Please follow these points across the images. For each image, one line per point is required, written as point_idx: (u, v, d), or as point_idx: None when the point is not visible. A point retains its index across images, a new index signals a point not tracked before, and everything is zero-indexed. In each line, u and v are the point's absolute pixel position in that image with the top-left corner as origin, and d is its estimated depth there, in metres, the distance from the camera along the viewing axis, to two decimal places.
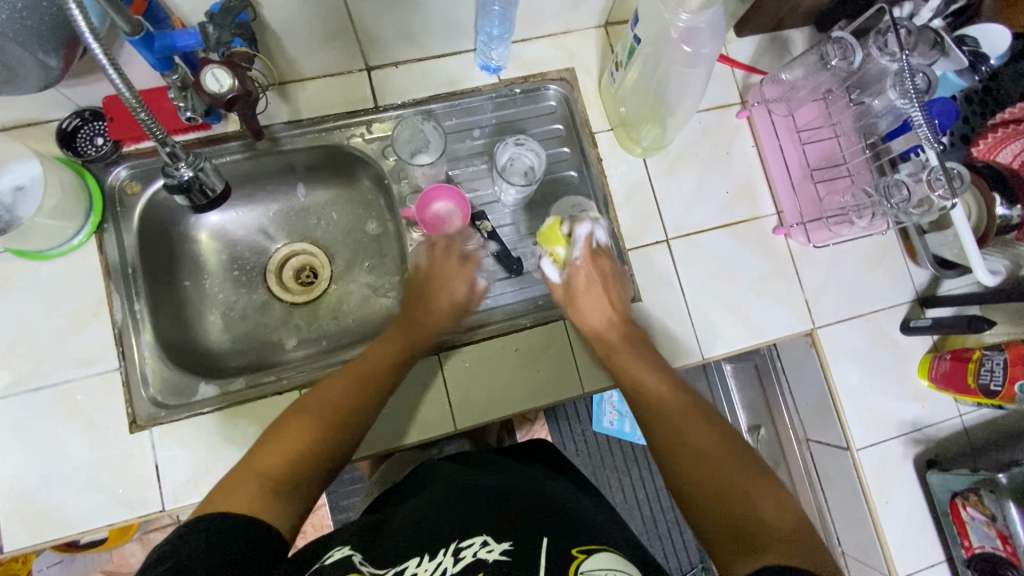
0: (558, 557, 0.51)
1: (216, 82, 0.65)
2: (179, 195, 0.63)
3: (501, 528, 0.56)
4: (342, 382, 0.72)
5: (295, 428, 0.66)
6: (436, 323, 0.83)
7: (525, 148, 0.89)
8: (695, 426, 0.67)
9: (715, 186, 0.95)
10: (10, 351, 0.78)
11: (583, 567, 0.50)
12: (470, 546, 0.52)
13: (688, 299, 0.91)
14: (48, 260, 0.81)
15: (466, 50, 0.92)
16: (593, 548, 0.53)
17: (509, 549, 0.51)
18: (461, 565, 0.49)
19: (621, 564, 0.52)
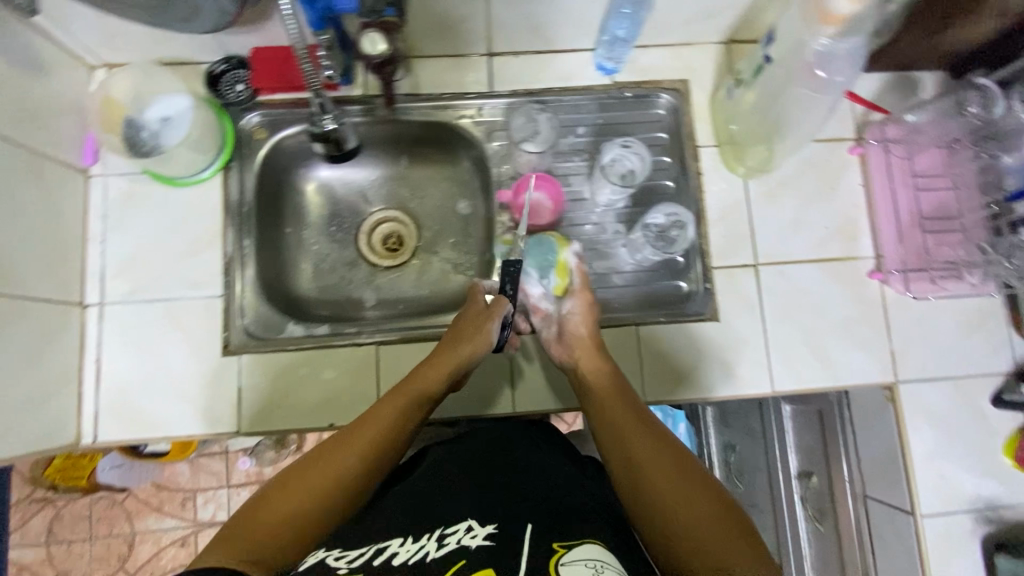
0: (540, 549, 0.58)
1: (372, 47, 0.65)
2: (319, 143, 0.81)
3: (488, 517, 0.64)
4: (362, 429, 0.66)
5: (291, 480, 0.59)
6: (453, 368, 0.77)
7: (630, 151, 0.90)
8: (644, 444, 0.65)
9: (813, 219, 0.93)
10: (133, 262, 0.86)
11: (565, 559, 0.56)
12: (455, 534, 0.61)
13: (766, 329, 0.89)
14: (178, 187, 0.88)
15: (585, 48, 0.94)
16: (576, 540, 0.59)
17: (491, 536, 0.60)
18: (443, 552, 0.57)
19: (605, 555, 0.58)
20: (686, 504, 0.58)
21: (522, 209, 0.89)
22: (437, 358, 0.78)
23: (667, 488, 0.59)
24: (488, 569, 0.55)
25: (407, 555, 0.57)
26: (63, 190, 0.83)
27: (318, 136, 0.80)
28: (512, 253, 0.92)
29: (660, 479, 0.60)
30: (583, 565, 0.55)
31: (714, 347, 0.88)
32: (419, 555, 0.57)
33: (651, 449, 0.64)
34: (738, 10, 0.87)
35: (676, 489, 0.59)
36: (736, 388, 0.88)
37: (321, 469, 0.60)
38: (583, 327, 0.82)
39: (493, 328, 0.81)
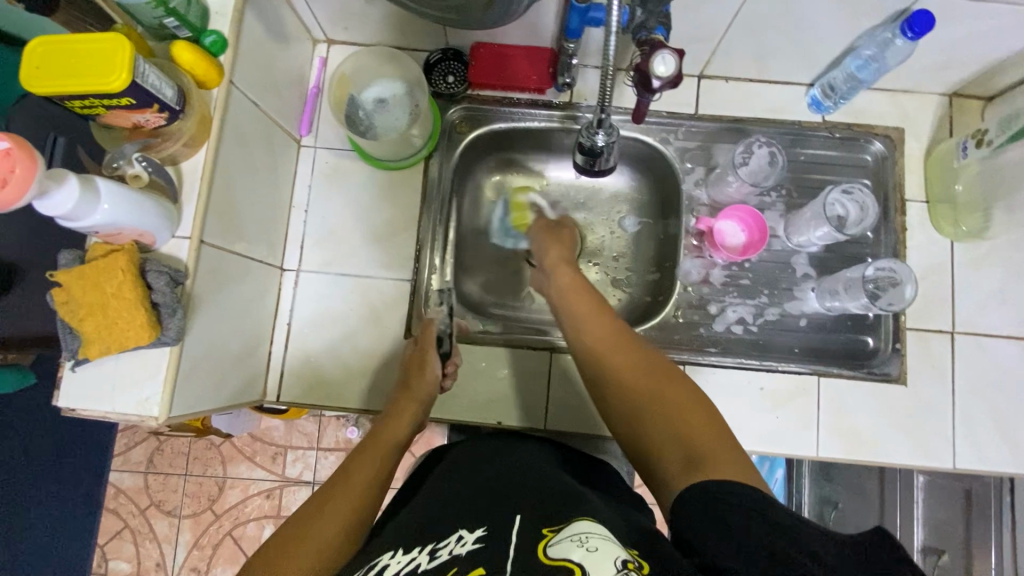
0: (532, 535, 0.50)
1: (660, 65, 0.60)
2: (580, 156, 0.77)
3: (479, 519, 0.54)
4: (335, 499, 0.60)
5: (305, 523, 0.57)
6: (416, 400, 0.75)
7: (848, 198, 0.86)
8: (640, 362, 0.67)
9: (1022, 293, 0.87)
10: (331, 234, 0.89)
11: (551, 542, 0.48)
12: (445, 546, 0.50)
13: (955, 400, 0.85)
14: (381, 169, 0.91)
15: (800, 83, 0.91)
16: (567, 522, 0.51)
17: (481, 540, 0.50)
18: (436, 563, 0.48)
19: (605, 530, 0.50)
20: (680, 424, 0.59)
21: (716, 238, 0.88)
22: (400, 405, 0.74)
23: (646, 404, 0.63)
24: (479, 568, 0.45)
25: (398, 567, 0.48)
26: (283, 157, 0.86)
27: (585, 150, 0.75)
28: (693, 280, 0.91)
29: (651, 403, 0.62)
30: (569, 540, 0.47)
31: (896, 412, 0.85)
32: (410, 567, 0.48)
33: (650, 374, 0.65)
34: (982, 66, 0.83)
35: (661, 404, 0.62)
36: (911, 456, 0.84)
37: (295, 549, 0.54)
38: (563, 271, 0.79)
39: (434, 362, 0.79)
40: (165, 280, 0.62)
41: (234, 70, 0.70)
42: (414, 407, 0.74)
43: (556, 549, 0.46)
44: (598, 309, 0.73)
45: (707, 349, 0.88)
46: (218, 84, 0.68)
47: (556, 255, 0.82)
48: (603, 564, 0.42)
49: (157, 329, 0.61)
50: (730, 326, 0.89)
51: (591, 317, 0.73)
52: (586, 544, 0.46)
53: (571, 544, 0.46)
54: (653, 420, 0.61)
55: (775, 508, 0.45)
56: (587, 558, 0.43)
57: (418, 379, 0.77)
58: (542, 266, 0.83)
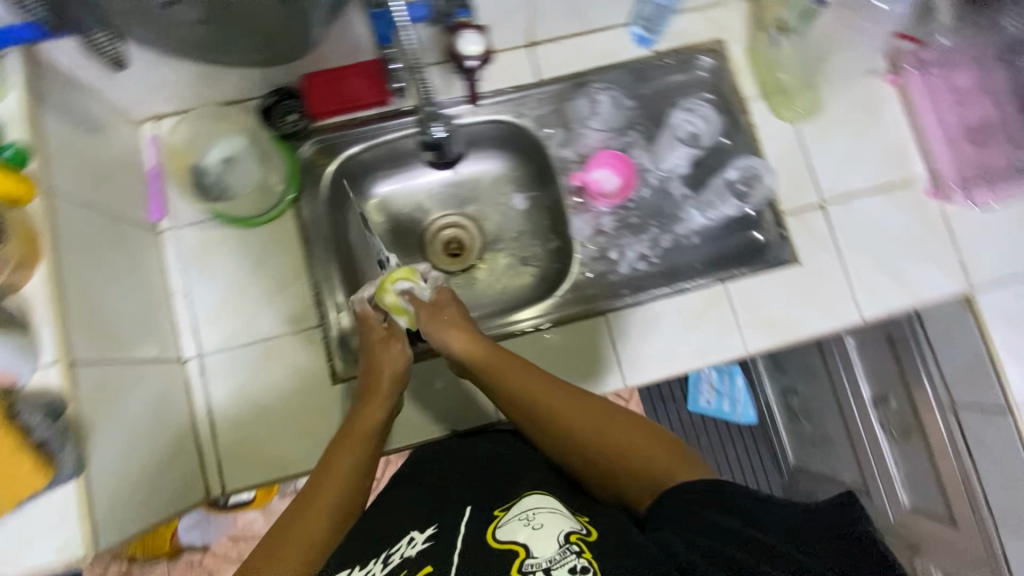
0: (485, 528, 0.58)
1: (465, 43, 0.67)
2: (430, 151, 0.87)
3: (426, 519, 0.62)
4: (320, 487, 0.66)
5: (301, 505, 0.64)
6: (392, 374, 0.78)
7: (692, 115, 0.94)
8: (576, 402, 0.70)
9: (867, 150, 0.95)
10: (222, 309, 0.85)
11: (501, 523, 0.58)
12: (398, 549, 0.57)
13: (845, 261, 0.92)
14: (251, 228, 0.87)
15: (621, 24, 0.95)
16: (516, 501, 0.62)
17: (432, 536, 0.59)
18: (391, 566, 0.55)
19: (551, 504, 0.61)
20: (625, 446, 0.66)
21: (592, 188, 0.91)
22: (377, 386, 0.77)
23: (590, 437, 0.67)
24: (429, 565, 0.54)
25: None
26: (141, 249, 0.81)
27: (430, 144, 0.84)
28: (588, 234, 0.94)
29: (595, 435, 0.67)
30: (516, 520, 0.58)
31: (800, 289, 0.91)
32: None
33: (589, 410, 0.69)
34: None
35: (604, 432, 0.68)
36: (824, 323, 0.91)
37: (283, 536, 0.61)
38: (449, 333, 0.75)
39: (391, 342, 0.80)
40: (41, 416, 0.59)
41: (47, 174, 0.65)
42: (390, 379, 0.77)
43: (505, 532, 0.57)
44: (513, 361, 0.73)
45: (621, 291, 0.91)
46: (32, 196, 0.63)
47: (453, 314, 0.78)
48: (548, 544, 0.53)
49: (50, 467, 0.58)
50: (634, 266, 0.93)
51: (498, 355, 0.74)
52: (530, 522, 0.56)
53: (518, 525, 0.56)
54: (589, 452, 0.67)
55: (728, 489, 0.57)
56: (532, 539, 0.54)
57: (387, 355, 0.78)
58: (436, 316, 0.77)
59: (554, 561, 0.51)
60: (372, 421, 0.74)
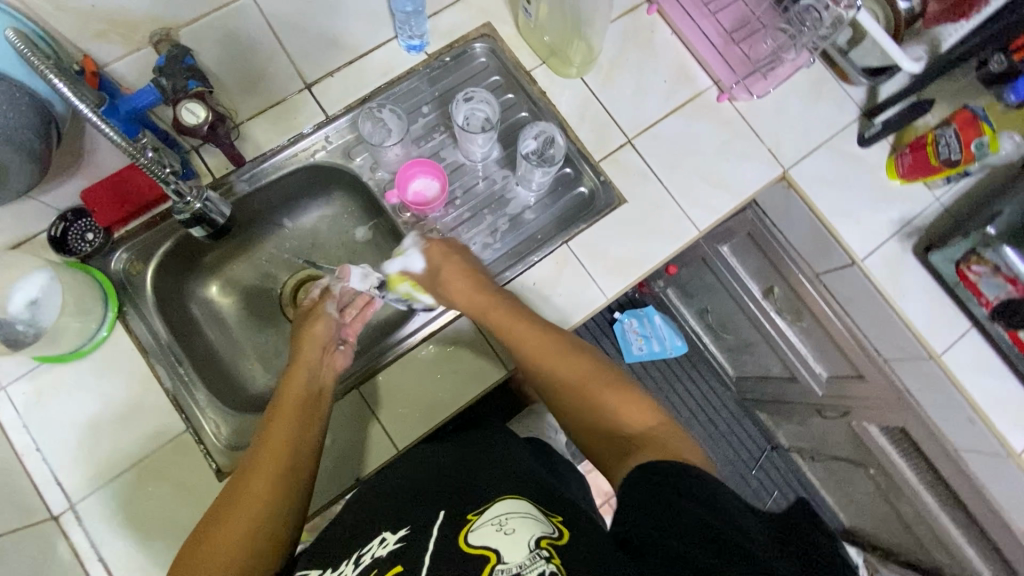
0: (455, 523, 0.54)
1: (192, 116, 0.69)
2: (196, 226, 0.75)
3: (404, 514, 0.57)
4: (256, 462, 0.65)
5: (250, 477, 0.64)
6: (319, 343, 0.82)
7: (475, 102, 0.94)
8: (585, 369, 0.72)
9: (652, 79, 1.01)
10: (81, 450, 0.81)
11: (476, 526, 0.53)
12: (369, 550, 0.53)
13: (666, 184, 0.97)
14: (85, 357, 0.83)
15: (388, 39, 0.97)
16: (490, 501, 0.56)
17: (403, 537, 0.53)
18: (360, 567, 0.52)
19: (529, 507, 0.55)
20: (618, 423, 0.67)
21: (416, 202, 0.92)
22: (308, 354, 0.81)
23: (591, 402, 0.69)
24: (398, 566, 0.50)
25: None
26: None
27: (190, 221, 0.73)
28: (429, 243, 0.95)
29: (598, 402, 0.69)
30: (490, 524, 0.52)
31: (636, 224, 0.95)
32: None
33: (591, 379, 0.70)
34: None
35: (602, 402, 0.69)
36: (667, 246, 0.96)
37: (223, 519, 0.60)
38: (456, 288, 0.82)
39: (329, 312, 0.86)
40: None
41: None
42: (315, 347, 0.81)
43: (476, 535, 0.51)
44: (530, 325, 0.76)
45: None
46: None
47: (451, 270, 0.83)
48: (519, 549, 0.49)
49: None
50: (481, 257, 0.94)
51: (512, 318, 0.77)
52: (503, 528, 0.51)
53: (490, 529, 0.51)
54: (593, 416, 0.69)
55: (713, 482, 0.54)
56: (505, 544, 0.49)
57: (317, 324, 0.84)
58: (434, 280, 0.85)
59: (525, 567, 0.47)
60: (297, 395, 0.74)
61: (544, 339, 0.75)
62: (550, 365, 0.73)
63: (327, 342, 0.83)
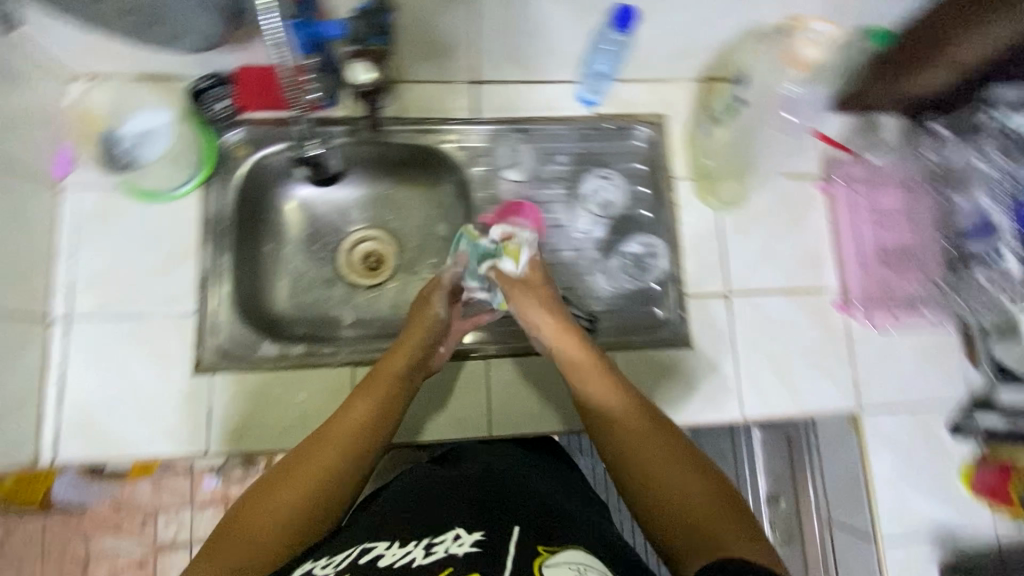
0: (529, 551, 0.53)
1: (354, 75, 0.72)
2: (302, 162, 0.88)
3: (477, 521, 0.57)
4: (314, 448, 0.65)
5: (301, 468, 0.63)
6: (424, 336, 0.77)
7: (609, 183, 0.95)
8: (665, 435, 0.62)
9: (783, 251, 0.95)
10: (104, 277, 0.85)
11: (549, 561, 0.51)
12: (443, 543, 0.54)
13: (737, 354, 0.92)
14: (154, 202, 0.87)
15: (566, 80, 0.96)
16: (563, 543, 0.54)
17: (480, 542, 0.53)
18: (432, 559, 0.51)
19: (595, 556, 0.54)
20: (694, 507, 0.56)
21: None
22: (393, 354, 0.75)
23: (655, 471, 0.59)
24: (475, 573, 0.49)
25: (393, 558, 0.52)
26: (35, 201, 0.81)
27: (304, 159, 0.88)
28: None
29: (660, 473, 0.59)
30: (567, 567, 0.51)
31: (687, 375, 0.91)
32: (406, 560, 0.51)
33: (659, 446, 0.61)
34: (709, 51, 0.91)
35: (668, 469, 0.59)
36: (704, 413, 0.90)
37: (259, 512, 0.60)
38: (540, 314, 0.76)
39: (436, 310, 0.79)
40: None
41: None
42: (414, 338, 0.77)
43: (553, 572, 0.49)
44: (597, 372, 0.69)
45: (518, 340, 0.90)
46: None
47: (523, 290, 0.77)
48: None
49: None
50: None
51: (587, 359, 0.71)
52: None
53: None
54: (652, 483, 0.59)
55: None
56: None
57: (421, 314, 0.79)
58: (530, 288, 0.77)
59: None
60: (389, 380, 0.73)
61: (610, 392, 0.67)
62: (633, 429, 0.63)
63: (427, 336, 0.78)
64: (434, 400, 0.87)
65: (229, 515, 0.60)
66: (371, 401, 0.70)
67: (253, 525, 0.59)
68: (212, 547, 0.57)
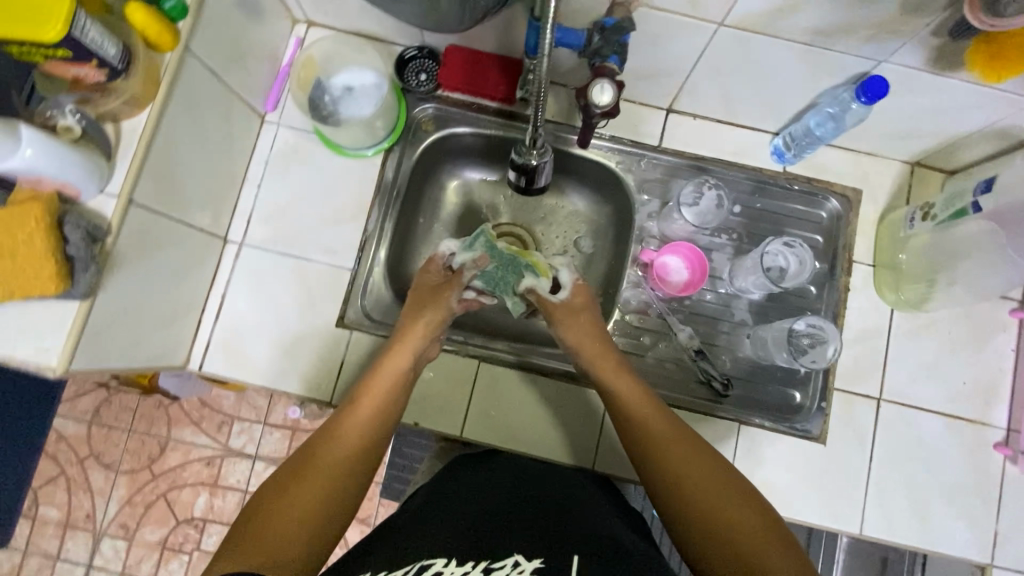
0: None
1: (598, 94, 0.65)
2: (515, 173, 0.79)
3: (534, 547, 0.53)
4: (331, 443, 0.65)
5: (319, 458, 0.63)
6: (427, 335, 0.79)
7: (788, 251, 0.87)
8: (705, 464, 0.65)
9: (954, 370, 0.87)
10: (281, 214, 0.90)
11: None
12: (501, 569, 0.50)
13: (872, 464, 0.85)
14: (340, 155, 0.91)
15: (765, 131, 0.91)
16: None
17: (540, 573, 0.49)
18: None
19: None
20: (746, 538, 0.57)
21: (658, 273, 0.89)
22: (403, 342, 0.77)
23: (704, 501, 0.61)
24: None
25: None
26: (243, 130, 0.87)
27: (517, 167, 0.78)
28: (632, 308, 0.91)
29: (709, 502, 0.61)
30: None
31: (811, 469, 0.85)
32: None
33: (705, 474, 0.64)
34: (939, 139, 0.82)
35: (714, 496, 0.62)
36: (818, 514, 0.84)
37: (284, 506, 0.58)
38: (582, 331, 0.80)
39: (448, 303, 0.82)
40: (81, 234, 0.60)
41: (192, 38, 0.69)
42: (419, 326, 0.79)
43: None
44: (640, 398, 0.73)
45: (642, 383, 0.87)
46: (173, 49, 0.67)
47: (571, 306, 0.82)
48: None
49: (67, 282, 0.59)
50: (659, 356, 0.89)
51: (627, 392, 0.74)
52: None
53: None
54: (704, 517, 0.60)
55: None
56: None
57: (432, 311, 0.80)
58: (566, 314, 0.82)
59: None
60: (394, 376, 0.74)
61: (662, 424, 0.70)
62: (676, 459, 0.66)
63: (430, 329, 0.79)
64: (546, 415, 0.86)
65: (249, 507, 0.59)
66: (376, 392, 0.72)
67: (279, 518, 0.57)
68: (236, 541, 0.55)
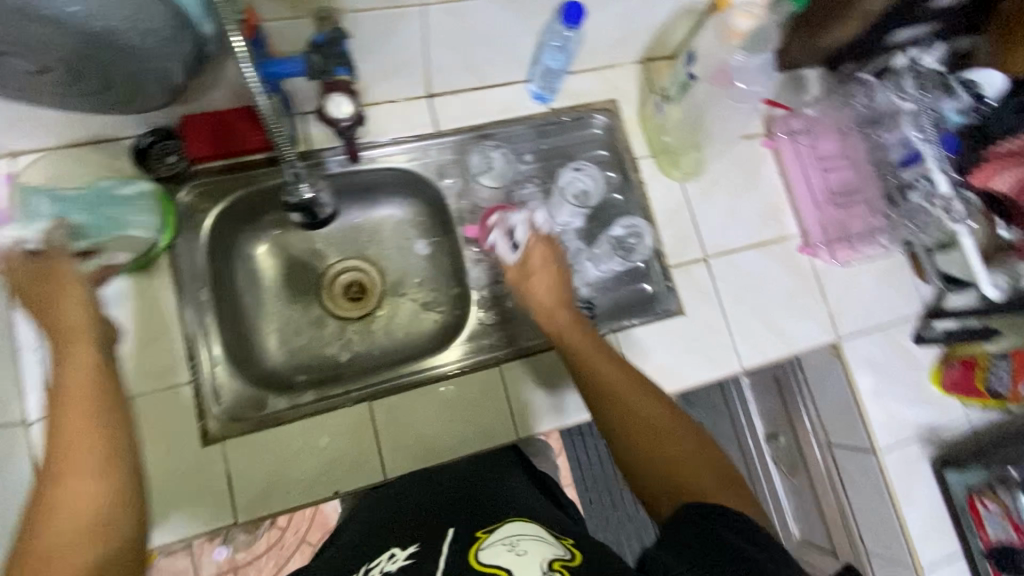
0: (466, 540, 0.56)
1: (336, 109, 0.71)
2: (297, 214, 0.78)
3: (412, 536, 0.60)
4: (66, 473, 0.55)
5: (68, 504, 0.54)
6: (73, 309, 0.66)
7: (582, 174, 0.96)
8: (651, 405, 0.68)
9: (746, 208, 1.02)
10: None
11: (485, 543, 0.54)
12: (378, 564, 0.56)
13: (725, 310, 0.98)
14: (119, 276, 0.82)
15: (518, 80, 0.98)
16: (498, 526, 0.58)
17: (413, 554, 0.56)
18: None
19: (534, 530, 0.56)
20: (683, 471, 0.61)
21: (490, 241, 0.93)
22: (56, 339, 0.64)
23: (650, 439, 0.65)
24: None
25: None
26: None
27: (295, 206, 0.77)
28: (486, 283, 0.94)
29: (656, 439, 0.65)
30: (500, 543, 0.53)
31: (684, 339, 0.95)
32: None
33: (653, 415, 0.67)
34: (649, 32, 0.95)
35: (659, 432, 0.65)
36: (706, 370, 0.95)
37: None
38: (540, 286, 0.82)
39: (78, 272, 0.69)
40: None
41: None
42: (68, 303, 0.66)
43: (488, 553, 0.52)
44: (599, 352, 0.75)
45: (522, 341, 0.92)
46: None
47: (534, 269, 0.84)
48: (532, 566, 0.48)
49: None
50: (527, 311, 0.94)
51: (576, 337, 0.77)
52: (513, 547, 0.52)
53: (502, 548, 0.52)
54: (648, 450, 0.64)
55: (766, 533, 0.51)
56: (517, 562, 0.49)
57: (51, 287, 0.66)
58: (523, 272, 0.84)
59: None
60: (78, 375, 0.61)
61: (622, 372, 0.72)
62: (627, 397, 0.68)
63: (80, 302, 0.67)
64: (454, 415, 0.86)
65: None
66: (78, 404, 0.59)
67: None
68: None
